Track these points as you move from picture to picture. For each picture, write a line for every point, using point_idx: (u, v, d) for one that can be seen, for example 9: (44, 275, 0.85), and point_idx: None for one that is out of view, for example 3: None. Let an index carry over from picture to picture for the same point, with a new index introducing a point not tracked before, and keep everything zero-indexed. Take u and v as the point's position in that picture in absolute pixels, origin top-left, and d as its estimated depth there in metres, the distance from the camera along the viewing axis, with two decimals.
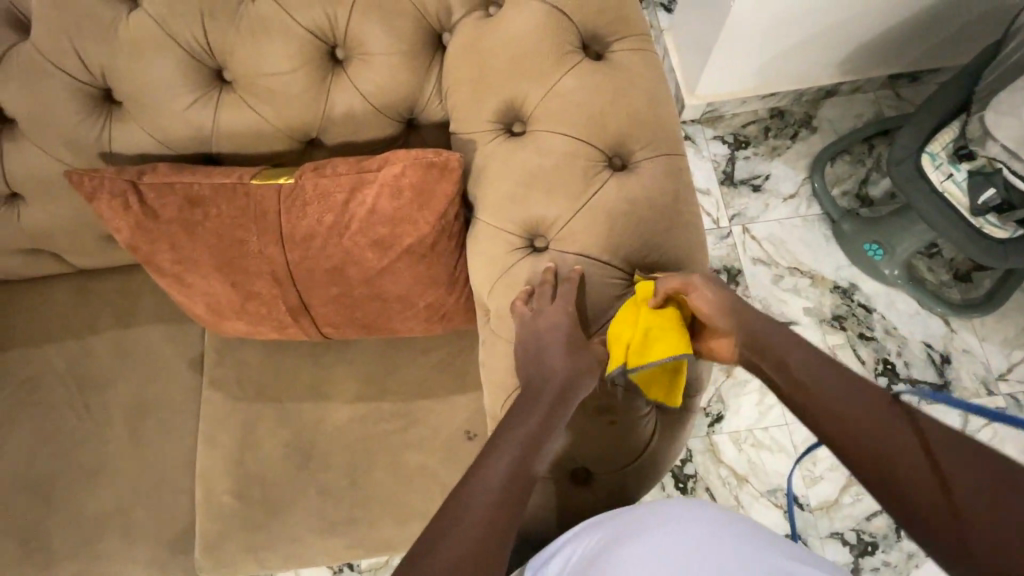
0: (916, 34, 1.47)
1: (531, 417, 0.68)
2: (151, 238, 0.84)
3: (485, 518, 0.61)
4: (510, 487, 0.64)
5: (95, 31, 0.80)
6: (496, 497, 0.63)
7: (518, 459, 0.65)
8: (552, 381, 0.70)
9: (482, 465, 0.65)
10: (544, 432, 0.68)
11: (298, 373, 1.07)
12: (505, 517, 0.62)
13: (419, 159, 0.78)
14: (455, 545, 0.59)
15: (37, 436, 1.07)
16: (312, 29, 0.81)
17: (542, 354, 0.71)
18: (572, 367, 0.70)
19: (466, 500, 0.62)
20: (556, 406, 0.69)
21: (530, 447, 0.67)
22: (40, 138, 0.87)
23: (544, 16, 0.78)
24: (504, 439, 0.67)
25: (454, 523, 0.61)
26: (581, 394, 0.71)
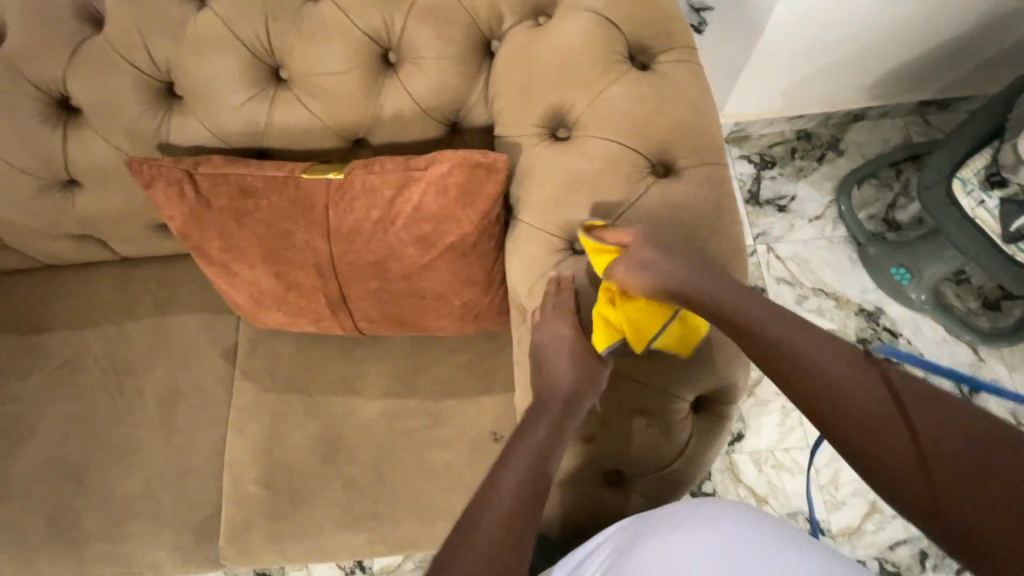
0: (949, 62, 1.48)
1: (540, 426, 0.70)
2: (202, 226, 0.88)
3: (502, 526, 0.62)
4: (523, 496, 0.64)
5: (164, 28, 0.84)
6: (509, 509, 0.63)
7: (529, 468, 0.66)
8: (559, 390, 0.71)
9: (493, 477, 0.66)
10: (554, 440, 0.69)
11: (329, 367, 1.08)
12: (523, 526, 0.62)
13: (466, 160, 0.80)
14: (472, 557, 0.59)
15: (72, 417, 1.10)
16: (369, 32, 0.84)
17: (552, 363, 0.73)
18: (585, 372, 0.72)
19: (481, 508, 0.63)
20: (565, 411, 0.71)
21: (540, 455, 0.68)
22: (102, 126, 0.91)
23: (593, 26, 0.80)
24: (512, 451, 0.68)
25: (470, 530, 0.62)
26: (593, 397, 0.72)
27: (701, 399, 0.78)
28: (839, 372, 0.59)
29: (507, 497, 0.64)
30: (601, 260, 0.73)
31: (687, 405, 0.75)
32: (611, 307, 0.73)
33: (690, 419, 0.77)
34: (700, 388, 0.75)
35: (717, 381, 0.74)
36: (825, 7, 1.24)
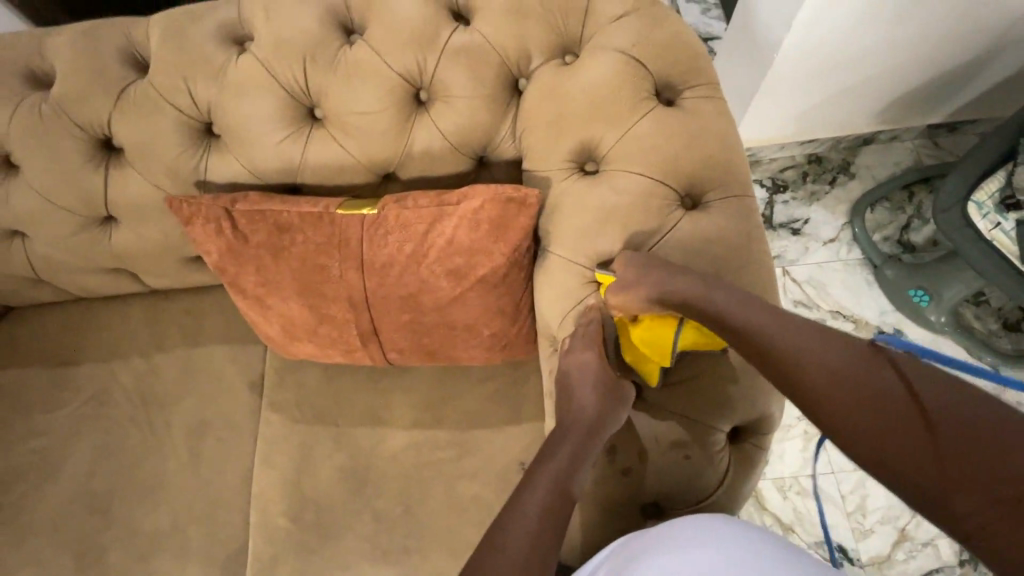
0: (956, 90, 1.51)
1: (561, 452, 0.70)
2: (239, 261, 0.90)
3: (525, 552, 0.61)
4: (545, 522, 0.63)
5: (208, 73, 0.88)
6: (533, 533, 0.62)
7: (550, 494, 0.66)
8: (579, 418, 0.71)
9: (515, 502, 0.66)
10: (574, 466, 0.69)
11: (356, 397, 1.09)
12: (546, 553, 0.61)
13: (499, 195, 0.82)
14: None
15: (101, 450, 1.10)
16: (402, 73, 0.88)
17: (573, 390, 0.74)
18: (608, 399, 0.72)
19: (504, 533, 0.62)
20: (585, 440, 0.70)
21: (561, 481, 0.68)
22: (142, 165, 0.94)
23: (620, 66, 0.83)
24: (534, 477, 0.68)
25: (493, 554, 0.60)
26: (613, 426, 0.72)
27: (736, 430, 0.78)
28: (857, 375, 0.57)
29: (529, 521, 0.63)
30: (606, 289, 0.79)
31: (724, 438, 0.75)
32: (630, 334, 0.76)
33: (728, 450, 0.77)
34: (736, 419, 0.75)
35: (753, 412, 0.75)
36: (836, 38, 1.27)
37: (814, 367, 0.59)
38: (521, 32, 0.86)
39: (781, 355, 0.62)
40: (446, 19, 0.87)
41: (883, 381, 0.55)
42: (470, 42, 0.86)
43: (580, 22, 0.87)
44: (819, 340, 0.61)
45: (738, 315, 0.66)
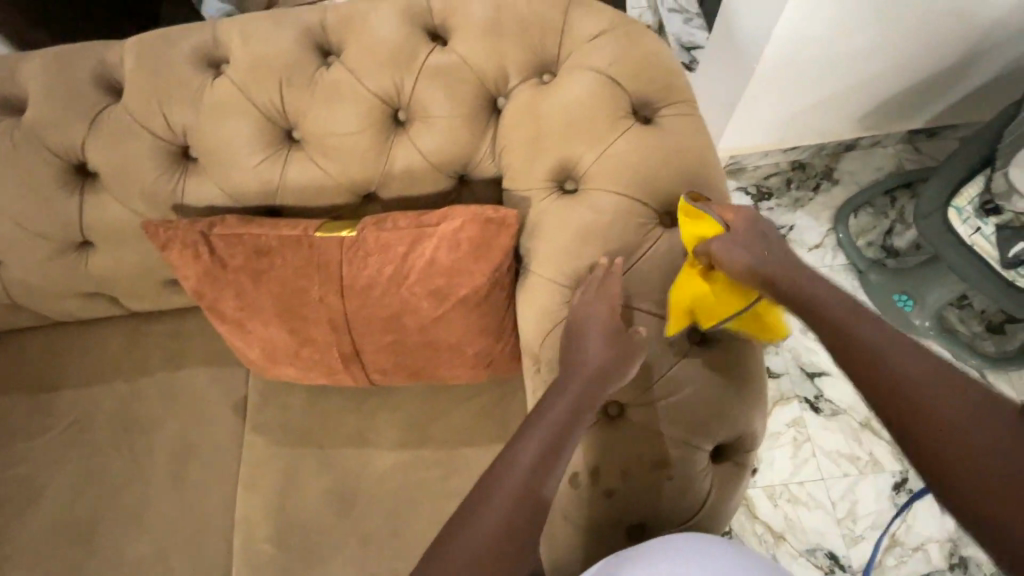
0: (937, 94, 1.52)
1: (560, 400, 0.70)
2: (218, 285, 0.89)
3: (516, 498, 0.63)
4: (538, 471, 0.64)
5: (184, 97, 0.88)
6: (523, 481, 0.63)
7: (546, 442, 0.66)
8: (585, 367, 0.71)
9: (511, 449, 0.66)
10: (574, 416, 0.69)
11: (341, 418, 1.08)
12: (537, 500, 0.63)
13: (479, 215, 0.81)
14: (487, 524, 0.61)
15: (82, 477, 1.08)
16: (380, 94, 0.87)
17: (582, 342, 0.73)
18: (617, 353, 0.72)
19: (498, 479, 0.64)
20: (589, 392, 0.70)
21: (559, 431, 0.67)
22: (118, 189, 0.92)
23: (596, 85, 0.83)
24: (532, 423, 0.68)
25: (487, 500, 0.63)
26: (619, 381, 0.72)
27: (719, 448, 0.78)
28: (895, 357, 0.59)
29: (524, 467, 0.64)
30: (691, 231, 0.76)
31: (708, 457, 0.75)
32: (695, 278, 0.76)
33: (711, 468, 0.77)
34: (719, 437, 0.75)
35: (736, 428, 0.75)
36: (814, 49, 1.28)
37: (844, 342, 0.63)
38: (498, 52, 0.86)
39: (819, 318, 0.66)
40: (423, 41, 0.87)
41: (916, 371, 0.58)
42: (448, 63, 0.86)
43: (557, 41, 0.87)
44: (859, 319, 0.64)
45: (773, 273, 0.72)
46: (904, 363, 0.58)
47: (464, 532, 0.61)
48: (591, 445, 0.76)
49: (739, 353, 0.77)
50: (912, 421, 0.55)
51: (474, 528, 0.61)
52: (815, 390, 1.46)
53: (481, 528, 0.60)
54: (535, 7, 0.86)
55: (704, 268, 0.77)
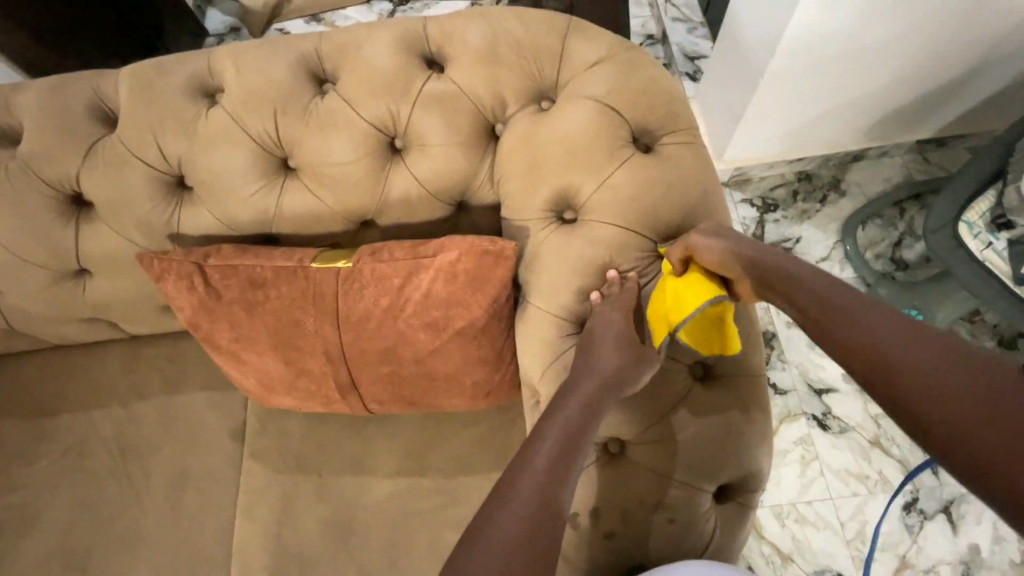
0: (949, 102, 1.46)
1: (572, 404, 0.68)
2: (212, 316, 0.88)
3: (538, 495, 0.59)
4: (558, 470, 0.61)
5: (178, 126, 0.87)
6: (543, 480, 0.60)
7: (563, 442, 0.64)
8: (598, 369, 0.70)
9: (529, 450, 0.63)
10: (588, 418, 0.67)
11: (340, 446, 1.07)
12: (558, 501, 0.59)
13: (475, 247, 0.80)
14: (509, 525, 0.56)
15: (78, 504, 1.08)
16: (375, 123, 0.86)
17: (596, 347, 0.72)
18: (630, 358, 0.71)
19: (517, 478, 0.60)
20: (604, 393, 0.69)
21: (573, 433, 0.65)
22: (113, 219, 0.92)
23: (595, 113, 0.82)
24: (547, 426, 0.66)
25: (508, 499, 0.58)
26: (633, 383, 0.71)
27: (724, 488, 0.76)
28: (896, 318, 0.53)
29: (543, 465, 0.61)
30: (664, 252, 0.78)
31: (710, 498, 0.73)
32: (669, 285, 0.75)
33: (714, 509, 0.74)
34: (721, 477, 0.73)
35: (739, 469, 0.73)
36: (818, 62, 1.25)
37: (829, 311, 0.57)
38: (495, 80, 0.85)
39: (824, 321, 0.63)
40: (419, 69, 0.86)
41: (907, 331, 0.51)
42: (443, 91, 0.85)
43: (554, 67, 0.85)
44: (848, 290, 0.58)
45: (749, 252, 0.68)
46: (908, 325, 0.52)
47: (484, 536, 0.55)
48: (591, 484, 0.74)
49: (743, 390, 0.75)
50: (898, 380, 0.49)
51: (493, 532, 0.56)
52: (822, 407, 1.43)
53: (504, 528, 0.56)
54: (532, 34, 0.85)
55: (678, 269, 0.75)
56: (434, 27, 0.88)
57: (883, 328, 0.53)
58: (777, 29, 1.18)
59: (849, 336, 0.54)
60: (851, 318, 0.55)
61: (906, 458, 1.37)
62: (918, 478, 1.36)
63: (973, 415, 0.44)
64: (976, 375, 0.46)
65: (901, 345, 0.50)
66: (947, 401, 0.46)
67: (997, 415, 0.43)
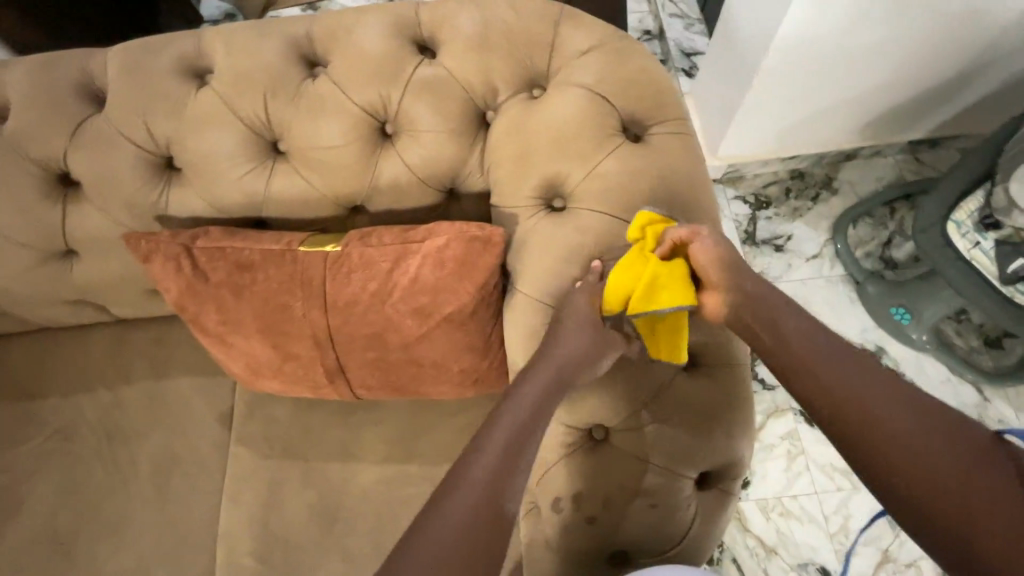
0: (941, 102, 1.47)
1: (529, 390, 0.69)
2: (199, 299, 0.87)
3: (488, 482, 0.61)
4: (508, 461, 0.63)
5: (167, 107, 0.87)
6: (492, 470, 0.62)
7: (516, 431, 0.65)
8: (557, 353, 0.71)
9: (483, 435, 0.65)
10: (544, 405, 0.68)
11: (327, 432, 1.07)
12: (506, 492, 0.62)
13: (464, 233, 0.80)
14: (457, 512, 0.59)
15: (64, 487, 1.08)
16: (366, 107, 0.86)
17: (556, 331, 0.73)
18: (591, 343, 0.71)
19: (470, 464, 0.63)
20: (561, 379, 0.70)
21: (530, 421, 0.67)
22: (99, 199, 0.91)
23: (585, 101, 0.82)
24: (502, 412, 0.67)
25: (453, 491, 0.61)
26: (593, 369, 0.72)
27: (705, 476, 0.77)
28: (879, 383, 0.59)
29: (495, 451, 0.64)
30: (649, 230, 0.73)
31: (692, 485, 0.74)
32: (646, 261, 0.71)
33: (696, 496, 0.75)
34: (704, 465, 0.73)
35: (721, 457, 0.73)
36: (811, 59, 1.25)
37: (818, 359, 0.62)
38: (486, 66, 0.85)
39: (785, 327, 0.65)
40: (411, 54, 0.86)
41: (890, 395, 0.58)
42: (435, 76, 0.85)
43: (546, 56, 0.86)
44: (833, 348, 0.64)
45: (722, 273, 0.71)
46: (891, 393, 0.58)
47: (434, 519, 0.59)
48: (575, 469, 0.75)
49: (726, 378, 0.75)
50: (884, 442, 0.55)
51: (442, 516, 0.59)
52: None
53: (447, 518, 0.59)
54: (524, 22, 0.85)
55: (659, 253, 0.72)
56: (427, 12, 0.87)
57: (870, 385, 0.59)
58: (772, 23, 1.18)
59: (837, 395, 0.59)
60: (840, 379, 0.60)
61: None
62: None
63: (950, 482, 0.51)
64: (949, 435, 0.54)
65: (889, 410, 0.57)
66: (925, 467, 0.53)
67: (968, 482, 0.51)
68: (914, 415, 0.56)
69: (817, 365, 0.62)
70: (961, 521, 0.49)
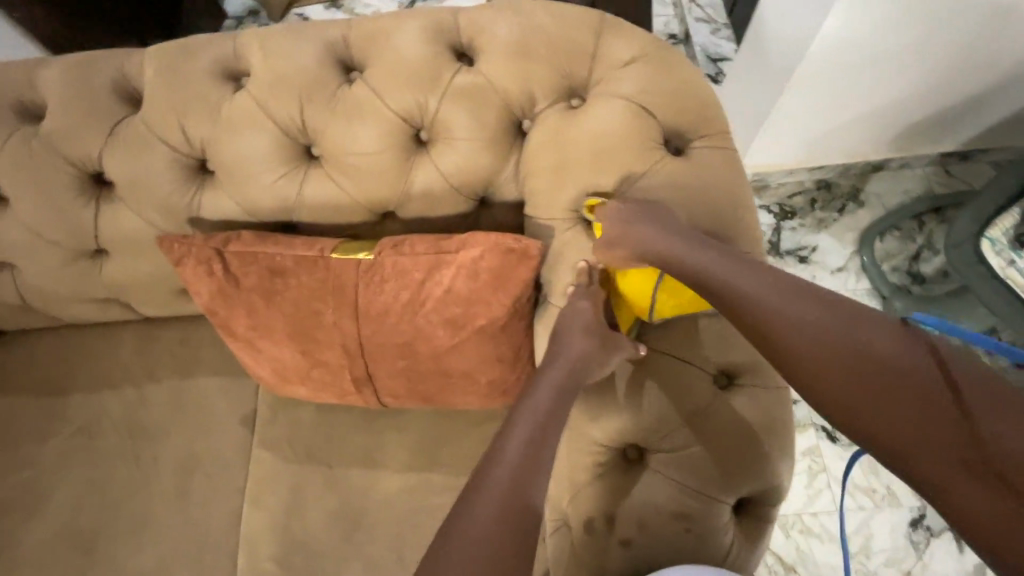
0: (978, 113, 1.43)
1: (543, 390, 0.69)
2: (230, 304, 0.87)
3: (508, 489, 0.59)
4: (531, 464, 0.62)
5: (203, 109, 0.86)
6: (515, 472, 0.61)
7: (535, 432, 0.64)
8: (567, 354, 0.71)
9: (501, 439, 0.64)
10: (559, 405, 0.68)
11: (350, 437, 1.06)
12: (531, 495, 0.60)
13: (499, 245, 0.79)
14: (484, 517, 0.57)
15: (88, 484, 1.08)
16: (402, 114, 0.85)
17: (563, 334, 0.73)
18: (599, 344, 0.71)
19: (488, 471, 0.61)
20: (574, 380, 0.70)
21: (548, 422, 0.65)
22: (133, 201, 0.91)
23: (626, 113, 0.80)
24: (517, 415, 0.66)
25: (478, 496, 0.59)
26: (599, 369, 0.72)
27: (743, 500, 0.75)
28: (874, 342, 0.57)
29: (513, 457, 0.62)
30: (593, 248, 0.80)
31: (729, 511, 0.72)
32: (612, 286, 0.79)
33: (734, 521, 0.74)
34: (743, 490, 0.72)
35: (760, 481, 0.71)
36: (844, 68, 1.22)
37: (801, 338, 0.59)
38: (525, 74, 0.83)
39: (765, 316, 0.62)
40: (449, 60, 0.85)
41: (863, 357, 0.57)
42: (473, 83, 0.84)
43: (587, 65, 0.84)
44: (825, 310, 0.60)
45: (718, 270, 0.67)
46: (885, 351, 0.56)
47: (456, 532, 0.57)
48: (609, 489, 0.74)
49: (768, 402, 0.73)
50: (880, 410, 0.54)
51: (471, 522, 0.57)
52: None
53: (476, 524, 0.57)
54: (564, 29, 0.84)
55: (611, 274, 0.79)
56: (466, 18, 0.86)
57: (847, 349, 0.57)
58: (808, 29, 1.14)
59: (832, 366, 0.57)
60: (834, 346, 0.58)
61: None
62: None
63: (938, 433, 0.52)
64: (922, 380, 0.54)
65: (877, 375, 0.55)
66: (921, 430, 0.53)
67: (962, 434, 0.51)
68: (909, 370, 0.55)
69: (808, 336, 0.59)
70: (958, 484, 0.50)
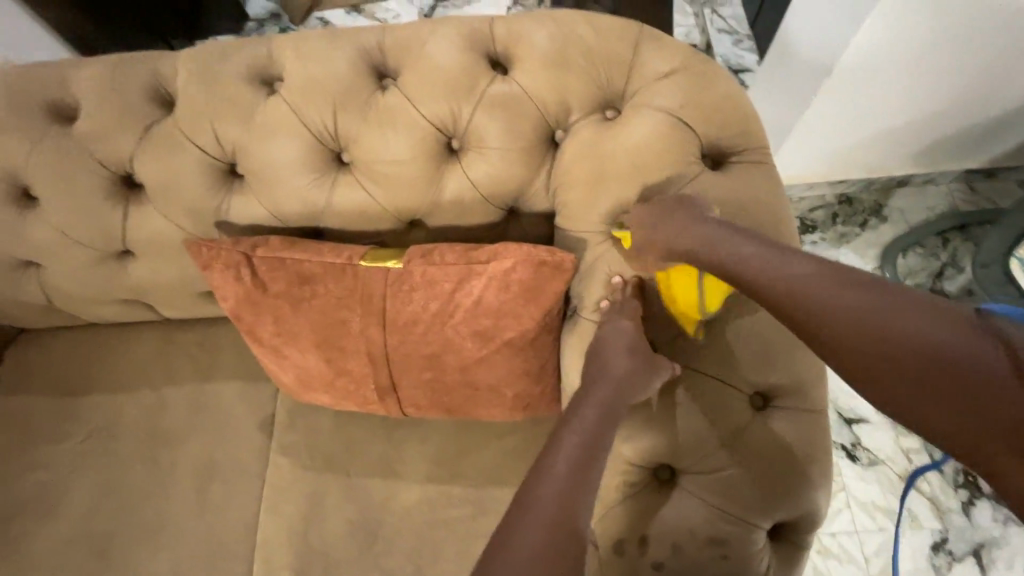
0: (1010, 131, 1.40)
1: (588, 409, 0.67)
2: (256, 309, 0.86)
3: (553, 514, 0.57)
4: (578, 484, 0.60)
5: (235, 113, 0.86)
6: (561, 493, 0.59)
7: (580, 452, 0.62)
8: (610, 372, 0.69)
9: (547, 458, 0.62)
10: (604, 425, 0.66)
11: (370, 445, 1.05)
12: (579, 516, 0.58)
13: (532, 257, 0.77)
14: (531, 538, 0.56)
15: (105, 485, 1.07)
16: (435, 121, 0.84)
17: (606, 353, 0.71)
18: (642, 364, 0.69)
19: (533, 493, 0.59)
20: (619, 399, 0.68)
21: (594, 442, 0.64)
22: (162, 203, 0.91)
23: (663, 125, 0.79)
24: (562, 435, 0.65)
25: (524, 515, 0.58)
26: (643, 391, 0.69)
27: (777, 525, 0.73)
28: (923, 327, 0.49)
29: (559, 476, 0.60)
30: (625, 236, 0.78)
31: (765, 536, 0.70)
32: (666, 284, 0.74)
33: (769, 548, 0.72)
34: (779, 515, 0.70)
35: (796, 505, 0.70)
36: (876, 83, 1.20)
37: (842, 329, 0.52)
38: (561, 84, 0.82)
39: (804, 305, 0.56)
40: (484, 69, 0.84)
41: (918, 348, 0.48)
42: (508, 92, 0.83)
43: (624, 76, 0.83)
44: (863, 289, 0.53)
45: (759, 263, 0.61)
46: (940, 336, 0.48)
47: (500, 556, 0.55)
48: (640, 511, 0.72)
49: (804, 424, 0.72)
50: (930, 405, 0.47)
51: (517, 544, 0.55)
52: (852, 437, 1.38)
53: (523, 543, 0.55)
54: (602, 40, 0.83)
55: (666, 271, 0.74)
56: (503, 27, 0.85)
57: (895, 338, 0.50)
58: (839, 43, 1.11)
59: (859, 341, 0.51)
60: (869, 325, 0.51)
61: (937, 497, 1.31)
62: (949, 515, 1.30)
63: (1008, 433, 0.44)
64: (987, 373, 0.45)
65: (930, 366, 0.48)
66: (971, 412, 0.45)
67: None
68: (966, 357, 0.47)
69: (847, 322, 0.52)
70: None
